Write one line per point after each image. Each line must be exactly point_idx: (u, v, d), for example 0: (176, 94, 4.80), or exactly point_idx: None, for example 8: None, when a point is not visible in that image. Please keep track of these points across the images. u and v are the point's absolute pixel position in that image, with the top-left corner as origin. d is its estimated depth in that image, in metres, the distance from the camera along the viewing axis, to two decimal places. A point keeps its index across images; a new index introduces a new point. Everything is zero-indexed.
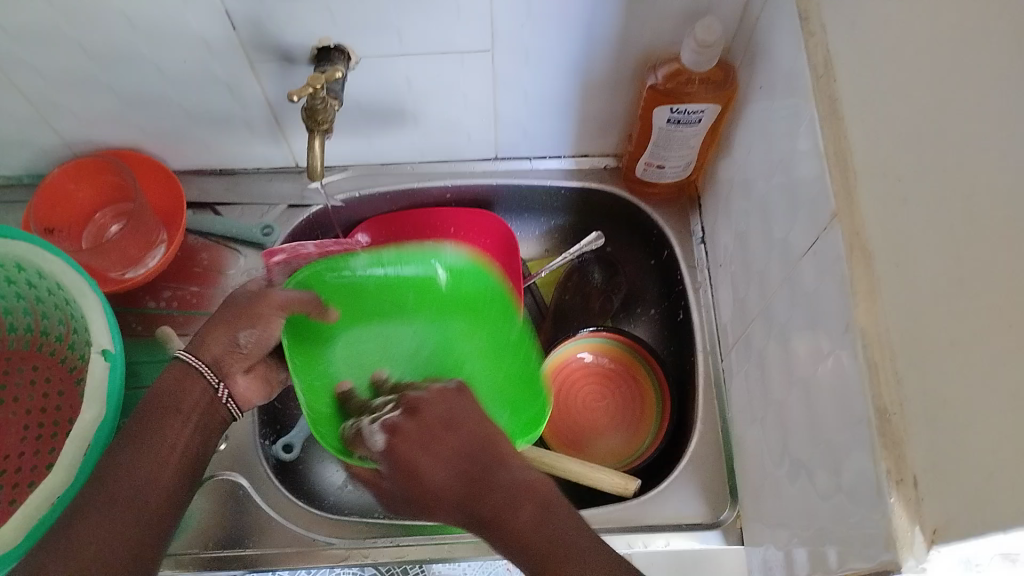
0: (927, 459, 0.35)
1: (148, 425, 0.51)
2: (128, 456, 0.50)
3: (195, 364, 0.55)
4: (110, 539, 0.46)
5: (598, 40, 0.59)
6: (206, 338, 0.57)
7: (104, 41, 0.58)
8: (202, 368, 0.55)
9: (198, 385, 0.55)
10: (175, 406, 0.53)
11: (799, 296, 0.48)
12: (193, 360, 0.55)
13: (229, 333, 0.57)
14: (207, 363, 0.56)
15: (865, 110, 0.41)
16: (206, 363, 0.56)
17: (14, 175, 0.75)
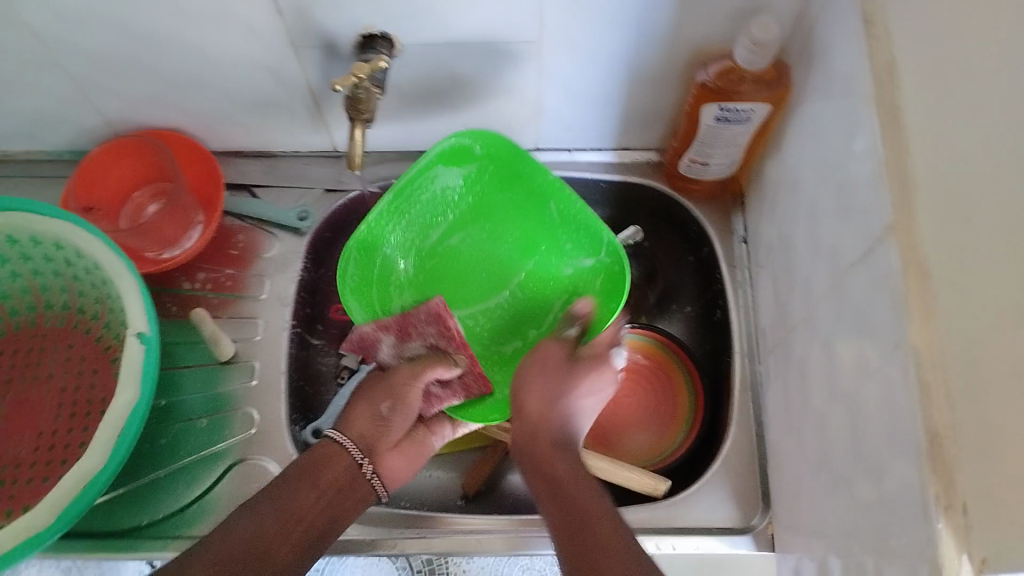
0: (978, 487, 0.34)
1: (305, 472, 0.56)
2: (279, 489, 0.54)
3: (343, 440, 0.59)
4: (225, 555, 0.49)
5: (647, 35, 0.58)
6: (350, 415, 0.62)
7: (149, 24, 0.58)
8: (349, 445, 0.59)
9: (343, 461, 0.58)
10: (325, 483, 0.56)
11: (847, 305, 0.47)
12: (342, 438, 0.59)
13: (371, 408, 0.61)
14: (355, 442, 0.59)
15: (929, 119, 0.40)
16: (354, 441, 0.59)
17: (54, 150, 0.75)
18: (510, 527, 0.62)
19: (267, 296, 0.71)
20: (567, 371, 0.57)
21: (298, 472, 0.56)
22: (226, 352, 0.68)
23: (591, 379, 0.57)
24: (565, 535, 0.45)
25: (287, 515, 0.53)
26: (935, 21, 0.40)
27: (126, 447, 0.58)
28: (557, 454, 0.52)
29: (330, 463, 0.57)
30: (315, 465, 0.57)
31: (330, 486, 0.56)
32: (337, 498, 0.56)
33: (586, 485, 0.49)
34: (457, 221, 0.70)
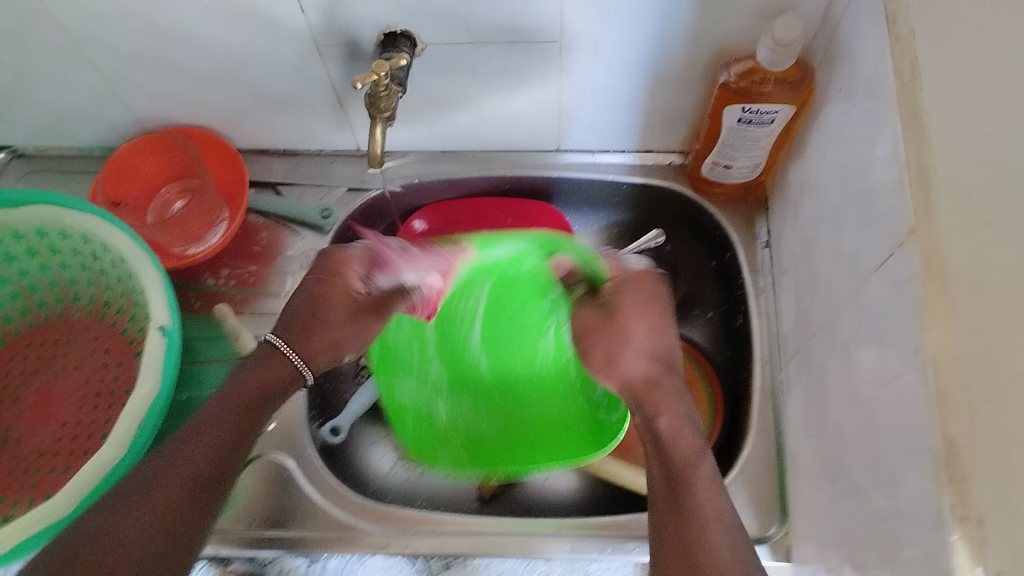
0: (994, 498, 0.32)
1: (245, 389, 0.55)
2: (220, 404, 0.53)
3: (290, 355, 0.59)
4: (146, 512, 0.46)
5: (669, 35, 0.57)
6: (306, 338, 0.60)
7: (176, 22, 0.59)
8: (294, 359, 0.59)
9: (284, 365, 0.58)
10: (262, 382, 0.56)
11: (868, 311, 0.46)
12: (282, 346, 0.59)
13: (330, 339, 0.61)
14: (306, 361, 0.60)
15: (952, 120, 0.39)
16: (304, 360, 0.59)
17: (86, 147, 0.77)
18: (523, 530, 0.62)
19: (289, 293, 0.72)
20: (613, 319, 0.56)
21: (250, 383, 0.55)
22: (247, 346, 0.69)
23: (645, 312, 0.55)
24: (678, 527, 0.44)
25: (219, 440, 0.51)
26: (960, 20, 0.39)
27: (145, 439, 0.59)
28: (661, 399, 0.51)
29: (274, 363, 0.58)
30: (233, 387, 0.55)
31: (257, 388, 0.55)
32: (264, 396, 0.55)
33: (686, 436, 0.49)
34: (515, 323, 0.69)
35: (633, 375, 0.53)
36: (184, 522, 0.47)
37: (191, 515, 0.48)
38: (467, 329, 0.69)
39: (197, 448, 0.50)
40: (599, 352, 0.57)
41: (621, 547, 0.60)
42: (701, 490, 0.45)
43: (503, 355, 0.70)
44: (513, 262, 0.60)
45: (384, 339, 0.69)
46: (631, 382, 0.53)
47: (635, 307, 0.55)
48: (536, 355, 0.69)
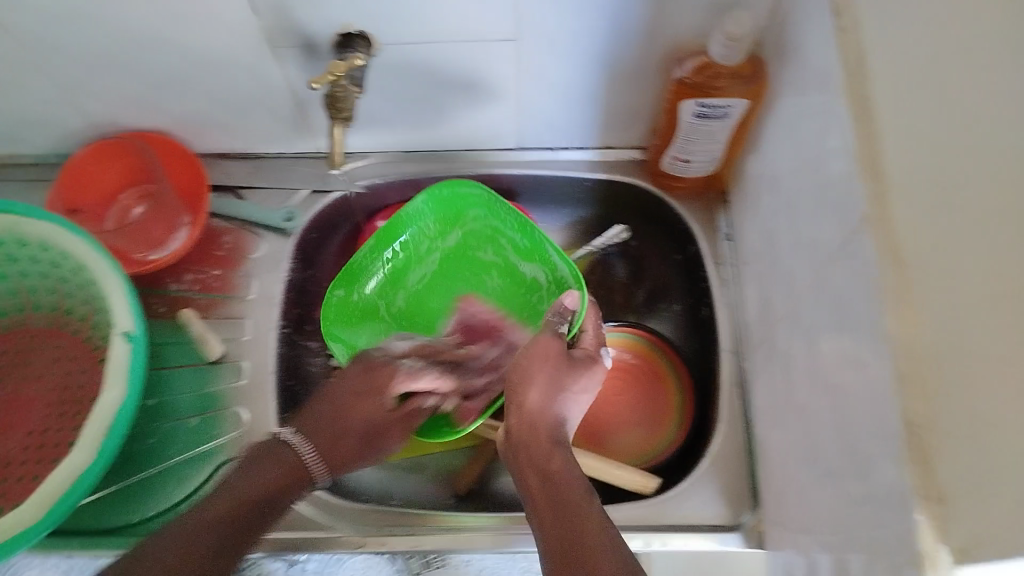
0: (954, 473, 0.33)
1: (257, 465, 0.56)
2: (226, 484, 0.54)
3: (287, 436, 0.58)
4: None
5: (625, 34, 0.58)
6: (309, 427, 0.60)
7: (129, 26, 0.58)
8: (294, 440, 0.58)
9: (299, 460, 0.58)
10: (267, 480, 0.55)
11: (828, 298, 0.47)
12: (287, 435, 0.59)
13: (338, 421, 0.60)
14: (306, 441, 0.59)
15: (898, 109, 0.40)
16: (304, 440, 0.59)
17: (43, 155, 0.75)
18: (499, 527, 0.62)
19: (256, 297, 0.72)
20: (569, 367, 0.58)
21: (266, 457, 0.57)
22: (215, 350, 0.69)
23: (590, 373, 0.59)
24: (563, 546, 0.46)
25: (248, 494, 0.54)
26: None
27: (114, 444, 0.59)
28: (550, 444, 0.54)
29: (284, 455, 0.58)
30: (251, 466, 0.56)
31: (292, 470, 0.57)
32: (272, 500, 0.55)
33: (571, 472, 0.52)
34: (478, 283, 0.74)
35: (543, 422, 0.55)
36: (177, 572, 0.47)
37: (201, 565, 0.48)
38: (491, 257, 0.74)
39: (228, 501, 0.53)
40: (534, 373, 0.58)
41: None
42: (586, 505, 0.49)
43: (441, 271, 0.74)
44: (530, 288, 0.73)
45: (457, 189, 0.71)
46: (538, 425, 0.55)
47: (585, 369, 0.59)
48: (442, 295, 0.74)
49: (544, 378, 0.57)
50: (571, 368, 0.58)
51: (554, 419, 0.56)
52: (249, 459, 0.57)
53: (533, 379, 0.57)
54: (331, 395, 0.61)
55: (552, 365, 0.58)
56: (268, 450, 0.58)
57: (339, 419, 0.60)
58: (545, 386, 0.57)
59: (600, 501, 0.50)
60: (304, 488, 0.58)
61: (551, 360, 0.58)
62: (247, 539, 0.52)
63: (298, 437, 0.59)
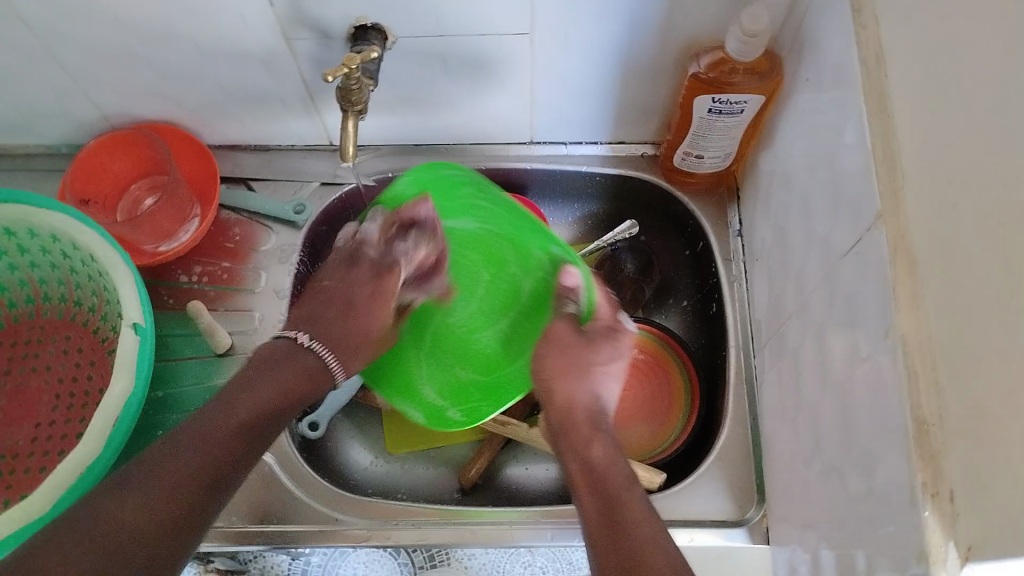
0: (964, 473, 0.33)
1: (272, 367, 0.56)
2: (250, 378, 0.55)
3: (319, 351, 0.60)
4: (146, 485, 0.45)
5: (640, 27, 0.58)
6: (324, 332, 0.61)
7: (143, 16, 0.58)
8: (326, 356, 0.60)
9: (307, 356, 0.59)
10: (280, 381, 0.56)
11: (838, 296, 0.47)
12: (318, 348, 0.60)
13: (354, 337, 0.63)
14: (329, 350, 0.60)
15: (919, 105, 0.40)
16: (328, 350, 0.60)
17: (52, 145, 0.75)
18: (506, 519, 0.62)
19: (263, 289, 0.72)
20: (585, 346, 0.61)
21: (272, 360, 0.57)
22: (223, 344, 0.68)
23: (613, 345, 0.62)
24: (619, 544, 0.47)
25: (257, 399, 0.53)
26: (923, 9, 0.40)
27: (123, 436, 0.58)
28: (591, 433, 0.58)
29: (298, 360, 0.58)
30: (251, 378, 0.55)
31: (291, 385, 0.56)
32: (284, 406, 0.55)
33: (618, 464, 0.54)
34: (469, 292, 0.70)
35: (577, 400, 0.60)
36: (190, 488, 0.46)
37: (209, 480, 0.47)
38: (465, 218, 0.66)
39: (232, 418, 0.51)
40: (556, 363, 0.61)
41: None
42: (631, 500, 0.50)
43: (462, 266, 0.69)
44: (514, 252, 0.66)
45: (441, 171, 0.63)
46: (573, 404, 0.60)
47: (608, 343, 0.61)
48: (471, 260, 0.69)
49: (564, 367, 0.61)
50: (589, 346, 0.61)
51: (588, 393, 0.61)
52: (248, 369, 0.56)
53: (554, 366, 0.61)
54: (340, 278, 0.65)
55: (564, 348, 0.62)
56: (273, 359, 0.57)
57: (344, 321, 0.62)
58: (568, 369, 0.61)
59: (642, 493, 0.51)
60: (303, 402, 0.57)
61: (564, 341, 0.62)
62: (245, 462, 0.50)
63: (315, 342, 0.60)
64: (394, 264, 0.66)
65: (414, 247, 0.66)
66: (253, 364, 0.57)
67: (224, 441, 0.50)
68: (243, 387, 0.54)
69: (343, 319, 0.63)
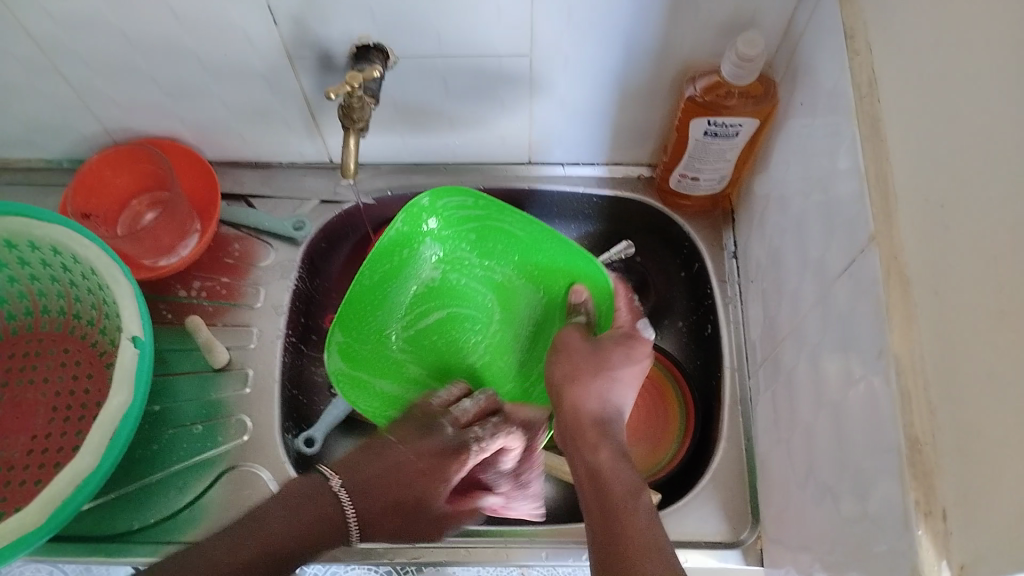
0: (957, 492, 0.34)
1: (298, 505, 0.54)
2: (274, 519, 0.52)
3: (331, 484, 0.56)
4: None
5: (638, 51, 0.59)
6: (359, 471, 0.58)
7: (148, 33, 0.59)
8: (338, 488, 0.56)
9: (328, 499, 0.55)
10: (303, 525, 0.53)
11: (832, 317, 0.48)
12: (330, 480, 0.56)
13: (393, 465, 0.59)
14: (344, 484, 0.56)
15: (909, 130, 0.40)
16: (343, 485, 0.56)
17: (54, 159, 0.76)
18: (500, 538, 0.62)
19: (262, 304, 0.72)
20: (594, 356, 0.61)
21: (294, 492, 0.54)
22: (220, 360, 0.68)
23: (623, 352, 0.62)
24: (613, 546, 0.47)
25: (269, 541, 0.51)
26: (912, 36, 0.41)
27: (119, 450, 0.59)
28: (598, 435, 0.57)
29: (322, 500, 0.55)
30: (268, 519, 0.52)
31: (311, 532, 0.53)
32: (294, 552, 0.51)
33: (622, 470, 0.53)
34: (506, 297, 0.72)
35: (584, 406, 0.59)
36: None
37: None
38: (461, 249, 0.71)
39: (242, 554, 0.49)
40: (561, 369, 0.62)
41: None
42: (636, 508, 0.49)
43: (456, 266, 0.72)
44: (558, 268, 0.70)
45: (444, 202, 0.67)
46: (579, 411, 0.59)
47: (619, 352, 0.61)
48: (495, 276, 0.72)
49: (582, 372, 0.61)
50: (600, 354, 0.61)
51: (597, 399, 0.59)
52: (274, 505, 0.53)
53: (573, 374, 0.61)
54: (387, 449, 0.60)
55: (576, 357, 0.62)
56: (304, 496, 0.54)
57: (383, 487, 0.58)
58: (584, 376, 0.60)
59: (648, 498, 0.51)
60: (322, 548, 0.54)
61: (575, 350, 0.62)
62: None
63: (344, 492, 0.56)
64: (466, 451, 0.61)
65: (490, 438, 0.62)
66: (284, 497, 0.54)
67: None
68: (251, 536, 0.50)
69: (377, 508, 0.58)
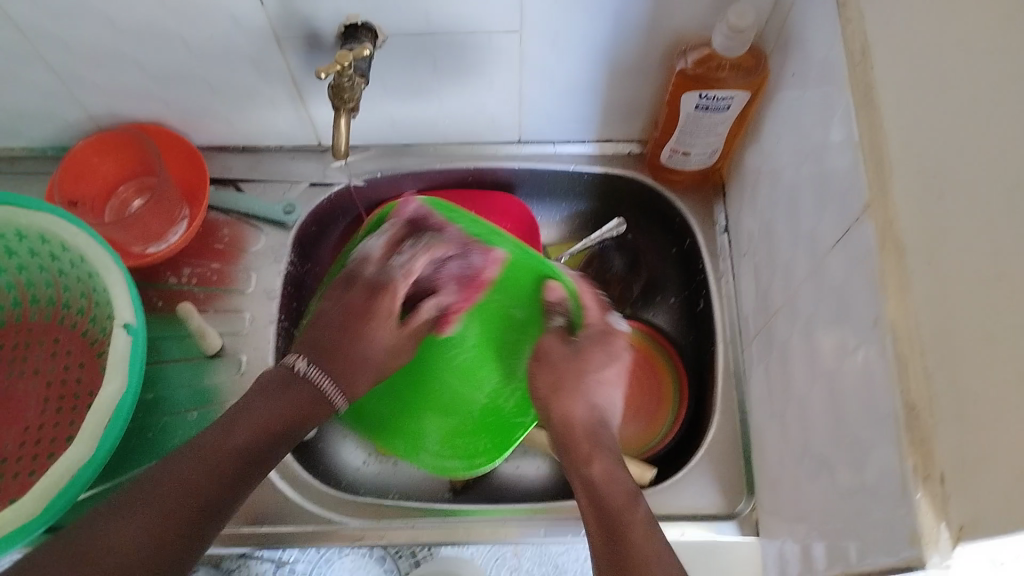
0: (954, 457, 0.34)
1: (273, 390, 0.53)
2: (259, 403, 0.52)
3: (324, 387, 0.56)
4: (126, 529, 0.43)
5: (628, 24, 0.58)
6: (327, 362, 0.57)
7: (131, 15, 0.58)
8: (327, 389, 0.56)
9: (307, 387, 0.55)
10: (281, 412, 0.52)
11: (826, 288, 0.48)
12: (320, 382, 0.56)
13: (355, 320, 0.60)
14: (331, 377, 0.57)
15: (901, 98, 0.40)
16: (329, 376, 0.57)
17: (39, 147, 0.75)
18: (498, 516, 0.62)
19: (254, 290, 0.72)
20: (577, 358, 0.60)
21: (264, 382, 0.54)
22: (213, 345, 0.67)
23: (605, 354, 0.60)
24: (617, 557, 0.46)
25: (263, 424, 0.51)
26: (904, 4, 0.41)
27: (114, 437, 0.58)
28: (590, 448, 0.55)
29: (296, 390, 0.54)
30: (251, 404, 0.52)
31: (292, 416, 0.53)
32: (280, 432, 0.52)
33: (619, 481, 0.52)
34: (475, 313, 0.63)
35: (575, 414, 0.58)
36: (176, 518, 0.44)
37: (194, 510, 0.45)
38: None
39: (232, 439, 0.49)
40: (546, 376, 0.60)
41: None
42: (637, 514, 0.49)
43: None
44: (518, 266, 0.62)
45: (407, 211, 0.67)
46: (570, 420, 0.58)
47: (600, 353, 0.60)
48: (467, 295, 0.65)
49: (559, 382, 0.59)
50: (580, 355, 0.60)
51: (584, 406, 0.58)
52: (251, 394, 0.53)
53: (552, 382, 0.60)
54: (325, 312, 0.60)
55: (555, 362, 0.60)
56: (277, 385, 0.54)
57: (343, 352, 0.58)
58: (561, 380, 0.59)
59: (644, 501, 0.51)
60: (309, 428, 0.54)
61: (555, 356, 0.61)
62: (238, 493, 0.48)
63: (320, 377, 0.56)
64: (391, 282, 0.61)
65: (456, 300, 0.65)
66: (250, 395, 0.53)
67: (216, 466, 0.47)
68: (238, 422, 0.50)
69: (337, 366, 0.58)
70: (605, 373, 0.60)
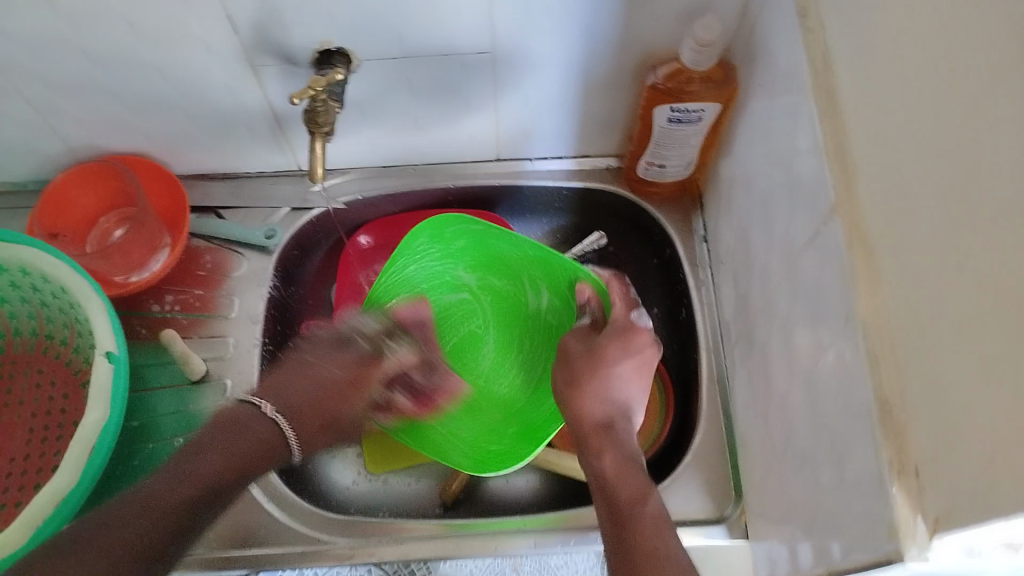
0: (927, 449, 0.34)
1: (229, 433, 0.54)
2: (214, 446, 0.53)
3: (286, 433, 0.58)
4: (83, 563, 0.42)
5: (598, 41, 0.60)
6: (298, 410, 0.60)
7: (107, 48, 0.58)
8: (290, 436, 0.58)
9: (266, 427, 0.57)
10: (236, 452, 0.54)
11: (801, 291, 0.48)
12: (285, 428, 0.58)
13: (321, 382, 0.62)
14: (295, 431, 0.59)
15: (863, 102, 0.41)
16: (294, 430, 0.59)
17: (19, 181, 0.75)
18: (488, 528, 0.62)
19: (238, 315, 0.72)
20: (593, 354, 0.60)
21: (223, 419, 0.56)
22: (197, 370, 0.68)
23: (619, 348, 0.60)
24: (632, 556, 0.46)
25: (223, 468, 0.52)
26: (862, 12, 0.42)
27: (99, 465, 0.58)
28: (603, 441, 0.55)
29: (253, 429, 0.56)
30: (206, 442, 0.53)
31: (245, 459, 0.54)
32: (235, 474, 0.53)
33: (629, 479, 0.52)
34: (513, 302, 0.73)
35: (589, 414, 0.57)
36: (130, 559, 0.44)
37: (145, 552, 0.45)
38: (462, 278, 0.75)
39: (187, 482, 0.49)
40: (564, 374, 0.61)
41: (585, 537, 0.61)
42: (649, 510, 0.49)
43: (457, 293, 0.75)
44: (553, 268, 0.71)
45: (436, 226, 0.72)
46: (583, 419, 0.57)
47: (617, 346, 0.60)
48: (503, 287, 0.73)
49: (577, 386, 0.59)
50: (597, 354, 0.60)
51: (602, 404, 0.58)
52: (204, 432, 0.54)
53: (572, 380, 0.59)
54: (306, 366, 0.62)
55: (572, 360, 0.61)
56: (231, 424, 0.55)
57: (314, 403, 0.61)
58: (577, 383, 0.59)
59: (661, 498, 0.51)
60: (259, 469, 0.55)
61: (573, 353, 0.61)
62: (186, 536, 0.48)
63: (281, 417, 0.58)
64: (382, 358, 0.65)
65: (394, 345, 0.67)
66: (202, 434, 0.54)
67: (172, 510, 0.47)
68: (193, 462, 0.51)
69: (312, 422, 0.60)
70: (622, 368, 0.59)
